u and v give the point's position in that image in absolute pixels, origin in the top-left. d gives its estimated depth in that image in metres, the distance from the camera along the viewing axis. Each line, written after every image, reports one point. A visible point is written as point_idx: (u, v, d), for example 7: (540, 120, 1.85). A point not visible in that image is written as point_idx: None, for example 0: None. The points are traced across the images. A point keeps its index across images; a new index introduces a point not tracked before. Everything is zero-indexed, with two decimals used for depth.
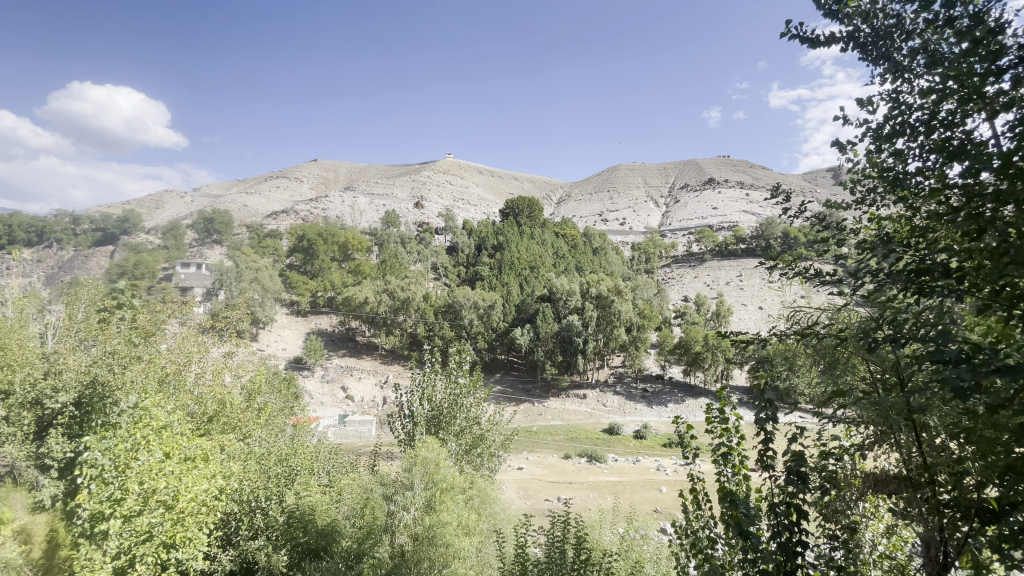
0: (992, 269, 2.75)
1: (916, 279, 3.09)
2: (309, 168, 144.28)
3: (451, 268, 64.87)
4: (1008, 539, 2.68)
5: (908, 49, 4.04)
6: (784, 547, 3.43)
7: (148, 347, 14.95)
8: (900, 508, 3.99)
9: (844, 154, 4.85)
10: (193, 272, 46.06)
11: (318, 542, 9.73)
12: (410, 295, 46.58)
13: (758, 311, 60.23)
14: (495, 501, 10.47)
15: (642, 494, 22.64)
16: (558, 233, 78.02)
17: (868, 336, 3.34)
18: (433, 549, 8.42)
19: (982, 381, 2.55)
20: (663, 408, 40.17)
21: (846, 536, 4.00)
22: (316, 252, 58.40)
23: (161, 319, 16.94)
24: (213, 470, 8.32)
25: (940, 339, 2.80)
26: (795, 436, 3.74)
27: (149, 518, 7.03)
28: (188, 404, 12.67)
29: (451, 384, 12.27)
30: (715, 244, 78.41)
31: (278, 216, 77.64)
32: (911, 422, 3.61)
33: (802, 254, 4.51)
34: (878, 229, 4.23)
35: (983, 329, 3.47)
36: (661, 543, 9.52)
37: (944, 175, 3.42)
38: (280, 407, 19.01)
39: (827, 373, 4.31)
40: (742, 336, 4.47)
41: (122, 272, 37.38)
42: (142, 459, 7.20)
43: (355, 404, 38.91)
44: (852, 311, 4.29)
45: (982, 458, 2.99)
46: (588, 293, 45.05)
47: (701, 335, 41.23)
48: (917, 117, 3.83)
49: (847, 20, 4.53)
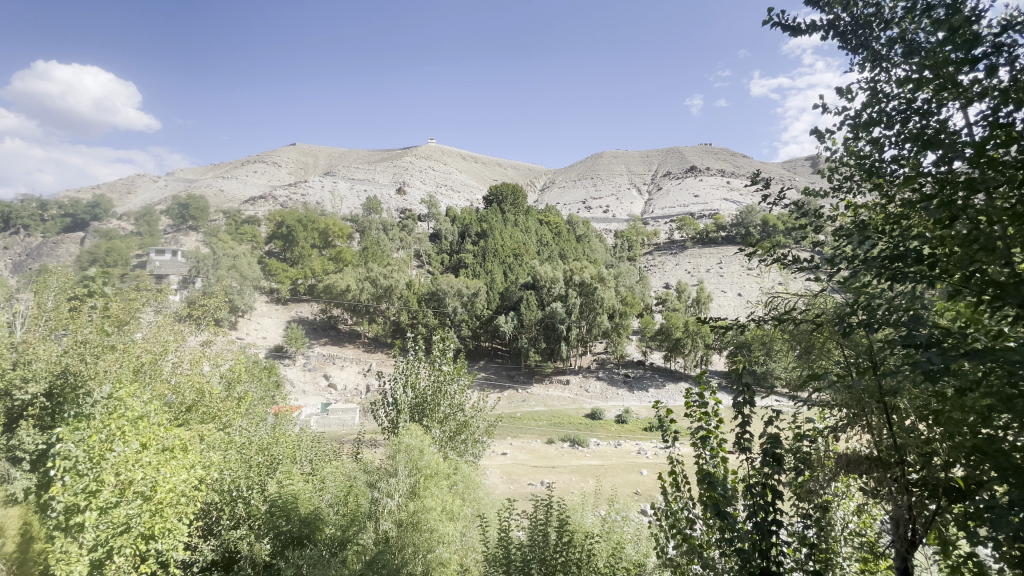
0: (961, 255, 2.84)
1: (890, 266, 3.18)
2: (288, 153, 141.18)
3: (434, 255, 64.66)
4: (975, 518, 2.78)
5: (885, 38, 4.07)
6: (758, 528, 3.59)
7: (122, 337, 14.68)
8: (872, 489, 4.03)
9: (822, 143, 4.88)
10: (168, 259, 43.92)
11: (301, 530, 9.41)
12: (392, 284, 46.34)
13: (738, 298, 61.42)
14: (479, 486, 10.61)
15: (623, 477, 23.07)
16: (542, 220, 78.13)
17: (843, 320, 3.42)
18: (418, 535, 8.42)
19: (951, 364, 2.64)
20: (644, 394, 40.92)
21: (818, 515, 4.13)
22: (295, 239, 57.65)
23: (135, 308, 16.71)
24: (192, 460, 8.15)
25: (911, 324, 2.89)
26: (771, 419, 3.84)
27: (126, 509, 6.89)
28: (165, 393, 12.54)
29: (435, 372, 12.20)
30: (697, 232, 79.47)
31: (255, 202, 76.08)
32: (882, 405, 3.71)
33: (781, 241, 4.47)
34: (854, 217, 4.27)
35: (952, 314, 3.52)
36: (641, 523, 9.76)
37: (918, 164, 3.47)
38: (261, 396, 18.90)
39: (803, 358, 4.38)
40: (721, 321, 4.43)
41: (94, 259, 35.35)
42: (117, 451, 7.03)
43: (338, 392, 38.82)
44: (828, 296, 4.32)
45: (951, 439, 3.08)
46: (571, 281, 45.40)
47: (682, 321, 41.79)
48: (894, 107, 3.85)
49: (827, 8, 4.52)
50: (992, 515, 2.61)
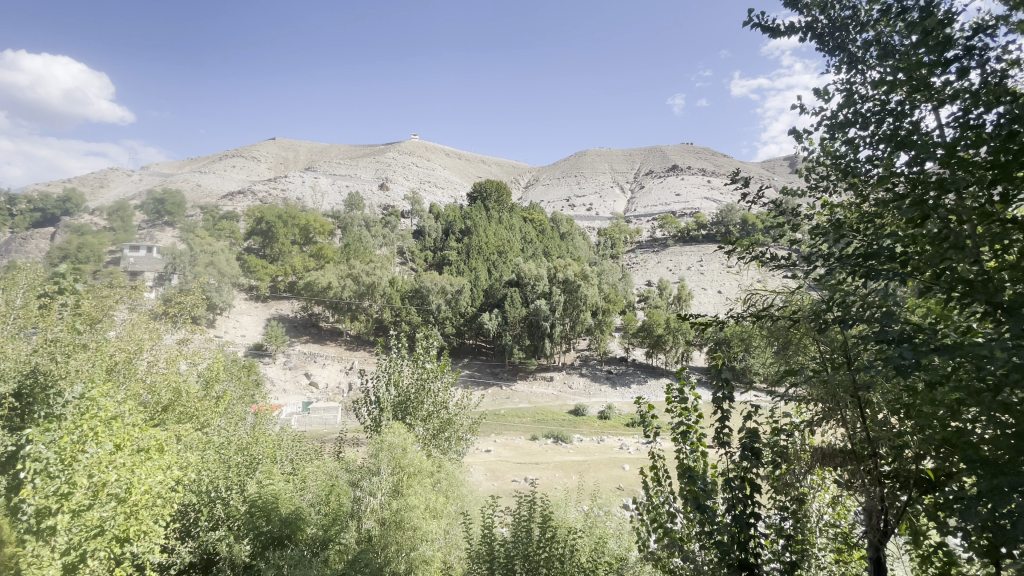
0: (933, 253, 2.95)
1: (864, 263, 3.25)
2: (268, 147, 138.28)
3: (417, 252, 64.25)
4: (945, 508, 2.86)
5: (862, 41, 4.16)
6: (737, 520, 3.66)
7: (94, 335, 14.30)
8: (845, 481, 4.12)
9: (799, 143, 4.97)
10: (143, 255, 40.65)
11: (281, 531, 9.25)
12: (375, 281, 45.94)
13: (717, 295, 62.43)
14: (462, 484, 10.61)
15: (606, 472, 23.30)
16: (526, 217, 78.30)
17: (818, 318, 3.50)
18: (401, 533, 8.32)
19: (922, 359, 2.70)
20: (626, 390, 41.31)
21: (795, 507, 4.22)
22: (275, 235, 57.16)
23: (108, 306, 16.31)
24: (168, 461, 8.01)
25: (884, 321, 2.95)
26: (750, 414, 3.92)
27: (100, 512, 6.67)
28: (140, 393, 12.23)
29: (418, 369, 12.11)
30: (678, 230, 80.40)
31: (234, 197, 74.59)
32: (857, 399, 3.77)
33: (759, 239, 4.50)
34: (830, 215, 4.36)
35: (923, 311, 3.61)
36: (623, 517, 9.92)
37: (892, 164, 3.56)
38: (240, 395, 18.58)
39: (780, 354, 4.42)
40: (700, 318, 4.43)
41: (64, 255, 33.31)
42: (90, 452, 6.81)
43: (320, 391, 38.41)
44: (805, 293, 4.38)
45: (922, 432, 3.18)
46: (555, 278, 45.54)
47: (663, 318, 42.29)
48: (869, 108, 3.93)
49: (806, 9, 4.58)
50: (962, 507, 2.67)
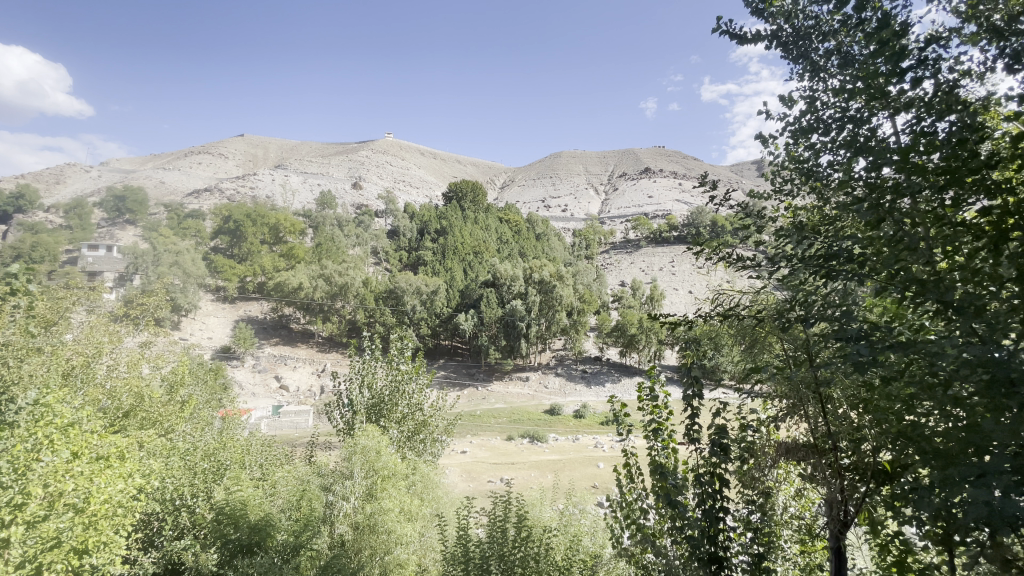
0: (889, 254, 3.09)
1: (825, 264, 3.37)
2: (235, 143, 134.10)
3: (391, 252, 63.61)
4: (901, 496, 2.97)
5: (825, 49, 4.28)
6: (707, 515, 3.79)
7: (49, 338, 13.70)
8: (809, 474, 4.24)
9: (766, 147, 5.04)
10: (102, 255, 39.24)
11: (250, 538, 9.04)
12: (348, 281, 45.30)
13: (688, 295, 63.83)
14: (438, 486, 10.53)
15: (581, 471, 23.49)
16: (501, 218, 78.43)
17: (782, 316, 3.63)
18: (375, 537, 8.19)
19: (879, 355, 2.83)
20: (601, 389, 41.74)
21: (762, 501, 4.37)
22: (244, 234, 55.94)
23: (64, 308, 15.62)
24: (130, 469, 7.86)
25: (844, 319, 3.06)
26: (718, 411, 4.07)
27: (58, 523, 6.32)
28: (98, 399, 11.72)
29: (392, 371, 11.98)
30: (651, 232, 81.87)
31: (200, 195, 72.40)
32: (818, 395, 3.87)
33: (727, 240, 4.58)
34: (793, 217, 4.49)
35: (880, 309, 3.74)
36: (597, 515, 10.06)
37: (852, 169, 3.68)
38: (206, 400, 18.04)
39: (747, 352, 4.47)
40: (670, 317, 4.47)
41: (16, 254, 31.59)
42: (45, 461, 6.45)
43: (290, 394, 37.48)
44: (770, 293, 4.46)
45: (879, 425, 3.33)
46: (531, 279, 45.76)
47: (636, 318, 42.98)
48: (830, 115, 4.07)
49: (771, 19, 4.69)
50: (916, 496, 2.76)
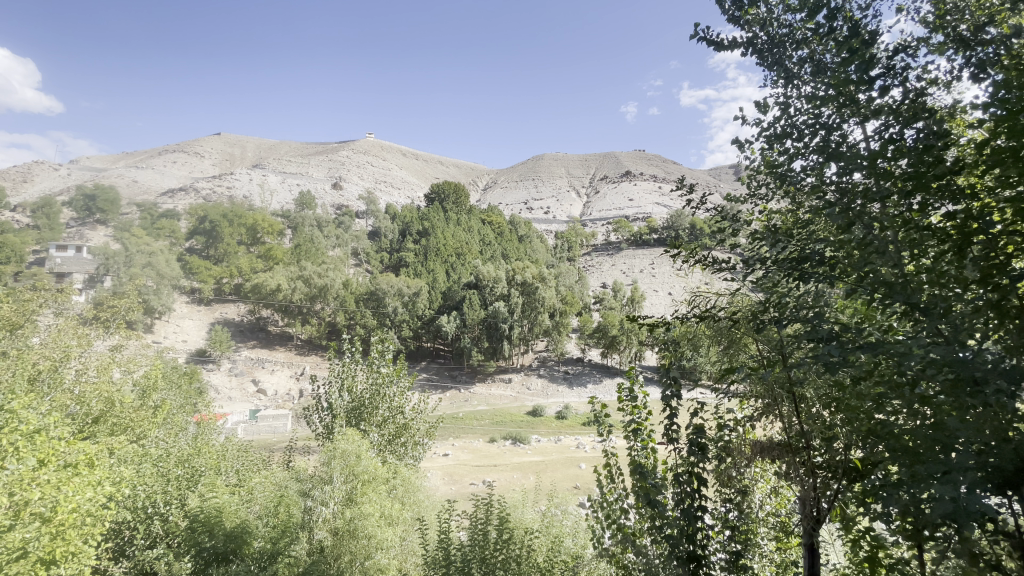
0: (859, 257, 3.16)
1: (798, 266, 3.46)
2: (212, 142, 131.48)
3: (372, 254, 63.07)
4: (871, 492, 3.04)
5: (798, 57, 4.36)
6: (686, 514, 3.84)
7: (14, 342, 13.28)
8: (783, 472, 4.32)
9: (742, 152, 5.12)
10: (71, 256, 38.19)
11: (226, 545, 8.79)
12: (328, 283, 45.07)
13: (668, 297, 64.62)
14: (419, 489, 10.42)
15: (562, 472, 23.65)
16: (484, 220, 78.36)
17: (756, 317, 3.70)
18: (355, 543, 8.07)
19: (849, 356, 2.91)
20: (582, 390, 41.93)
21: (738, 499, 4.44)
22: (220, 235, 54.86)
23: (31, 310, 15.15)
24: (100, 476, 7.60)
25: (816, 321, 3.13)
26: (696, 410, 4.13)
27: (23, 532, 6.09)
28: (66, 404, 11.35)
29: (373, 374, 11.80)
30: (632, 234, 82.76)
31: (175, 194, 70.70)
32: (792, 394, 3.93)
33: (703, 243, 4.62)
34: (767, 221, 4.57)
35: (850, 310, 3.82)
36: (578, 516, 10.12)
37: (824, 174, 3.77)
38: (180, 404, 17.62)
39: (723, 352, 4.52)
40: (649, 318, 4.47)
41: None
42: (10, 469, 6.22)
43: (268, 398, 36.81)
44: (745, 295, 4.53)
45: (849, 423, 3.41)
46: (513, 280, 45.87)
47: (617, 319, 43.27)
48: (803, 121, 4.14)
49: (747, 26, 4.76)
50: (885, 491, 2.83)
